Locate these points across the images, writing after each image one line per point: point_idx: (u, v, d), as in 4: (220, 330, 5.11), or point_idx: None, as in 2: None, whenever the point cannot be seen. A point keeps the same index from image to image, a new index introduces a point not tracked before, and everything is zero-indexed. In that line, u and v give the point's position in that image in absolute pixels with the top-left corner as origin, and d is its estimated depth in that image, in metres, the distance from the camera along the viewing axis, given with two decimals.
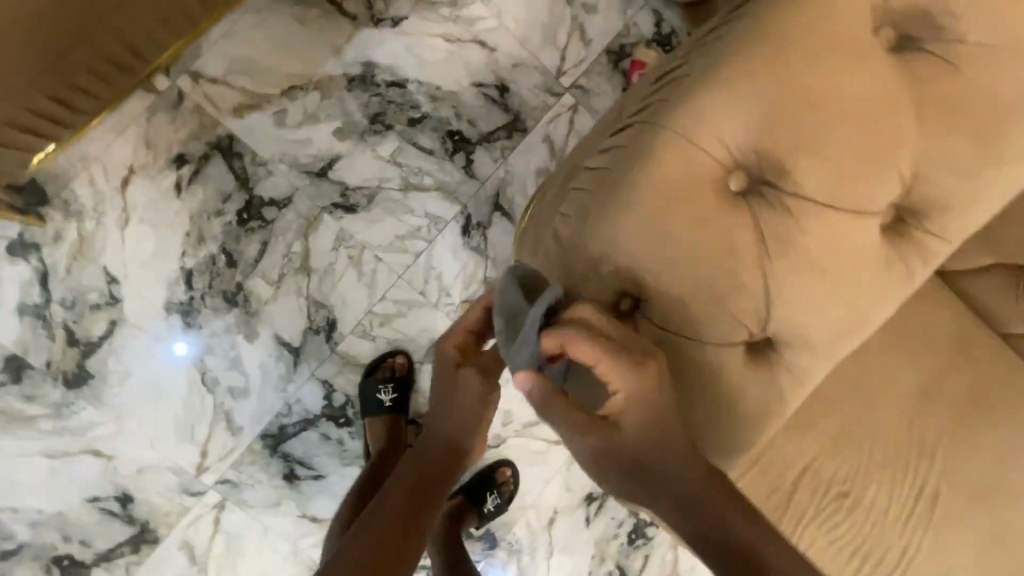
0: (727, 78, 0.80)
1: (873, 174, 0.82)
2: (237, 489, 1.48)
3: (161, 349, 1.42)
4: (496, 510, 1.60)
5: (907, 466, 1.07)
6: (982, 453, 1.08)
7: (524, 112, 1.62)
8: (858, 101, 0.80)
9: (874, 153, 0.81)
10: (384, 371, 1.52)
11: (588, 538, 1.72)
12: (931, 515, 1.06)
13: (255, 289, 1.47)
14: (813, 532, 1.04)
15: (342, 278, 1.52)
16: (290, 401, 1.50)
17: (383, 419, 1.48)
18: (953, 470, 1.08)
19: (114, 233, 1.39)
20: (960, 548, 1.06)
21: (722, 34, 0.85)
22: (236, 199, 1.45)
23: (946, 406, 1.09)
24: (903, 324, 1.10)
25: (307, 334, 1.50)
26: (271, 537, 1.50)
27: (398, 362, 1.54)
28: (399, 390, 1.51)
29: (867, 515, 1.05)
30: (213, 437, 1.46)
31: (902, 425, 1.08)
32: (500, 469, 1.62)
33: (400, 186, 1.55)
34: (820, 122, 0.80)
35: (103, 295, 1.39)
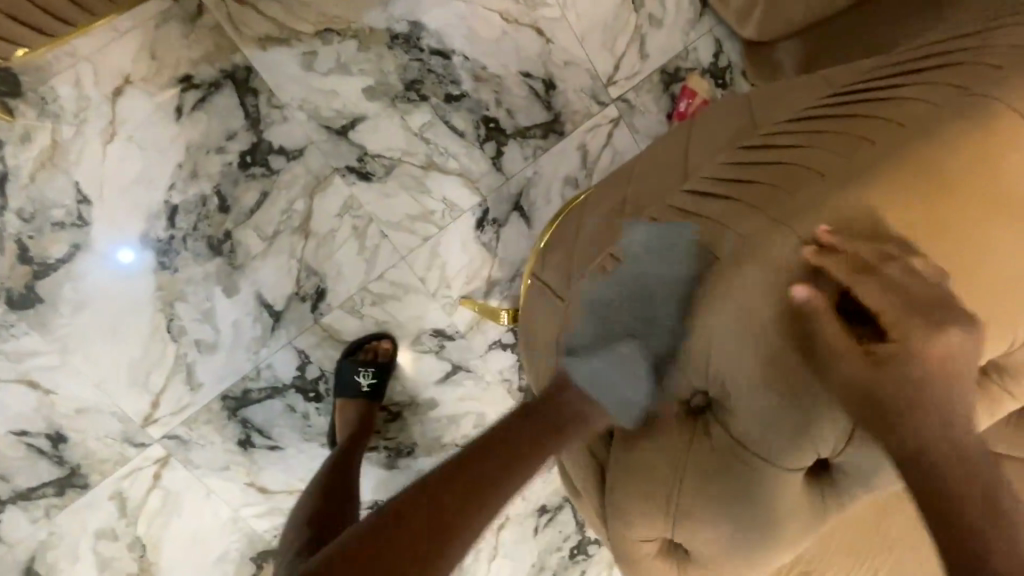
0: (865, 176, 0.69)
1: (994, 327, 0.70)
2: (185, 447, 1.38)
3: (106, 255, 1.26)
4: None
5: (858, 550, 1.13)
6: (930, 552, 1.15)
7: (565, 114, 1.54)
8: (1002, 242, 0.69)
9: (999, 304, 0.70)
10: (366, 353, 1.43)
11: (532, 547, 1.73)
12: None
13: (245, 241, 1.34)
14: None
15: (341, 248, 1.41)
16: (260, 365, 1.40)
17: (357, 403, 1.40)
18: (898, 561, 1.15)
19: (93, 147, 1.22)
20: None
21: (869, 117, 0.74)
22: (242, 139, 1.30)
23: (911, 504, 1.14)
24: None
25: (292, 299, 1.40)
26: (213, 501, 1.42)
27: (383, 346, 1.46)
28: (379, 376, 1.42)
29: None
30: (168, 388, 1.35)
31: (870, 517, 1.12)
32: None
33: (422, 163, 1.44)
34: (961, 256, 0.68)
35: (69, 214, 1.23)
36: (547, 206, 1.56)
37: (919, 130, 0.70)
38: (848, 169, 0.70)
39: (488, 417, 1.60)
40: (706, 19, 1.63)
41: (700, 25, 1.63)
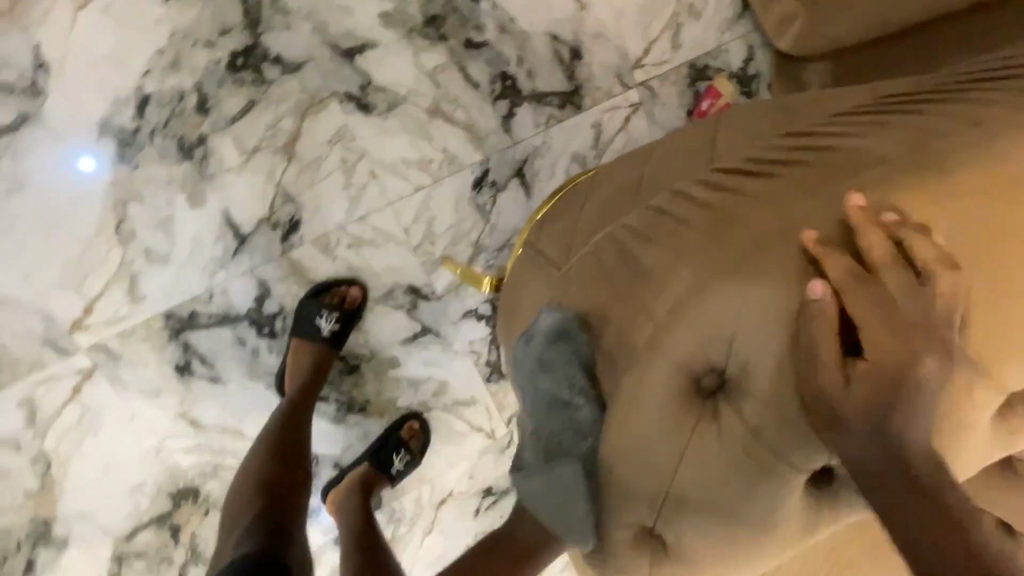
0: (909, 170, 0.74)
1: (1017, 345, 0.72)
2: (115, 363, 1.26)
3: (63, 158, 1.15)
4: (407, 468, 1.45)
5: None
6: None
7: (586, 87, 1.47)
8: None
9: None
10: (334, 297, 1.33)
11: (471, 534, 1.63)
12: None
13: (220, 150, 1.22)
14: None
15: (325, 179, 1.30)
16: (213, 289, 1.28)
17: (317, 346, 1.31)
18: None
19: (65, 10, 1.10)
20: None
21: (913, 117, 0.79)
22: (235, 38, 1.18)
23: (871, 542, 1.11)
24: None
25: (261, 225, 1.28)
26: (136, 426, 1.30)
27: (352, 293, 1.36)
28: (344, 322, 1.33)
29: None
30: (106, 295, 1.22)
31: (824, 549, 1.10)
32: (406, 424, 1.47)
33: (428, 107, 1.34)
34: (990, 263, 0.71)
35: (25, 80, 1.11)
36: (550, 180, 1.48)
37: (973, 143, 0.74)
38: (894, 163, 0.75)
39: (450, 386, 1.53)
40: (743, 22, 1.58)
41: (736, 27, 1.58)
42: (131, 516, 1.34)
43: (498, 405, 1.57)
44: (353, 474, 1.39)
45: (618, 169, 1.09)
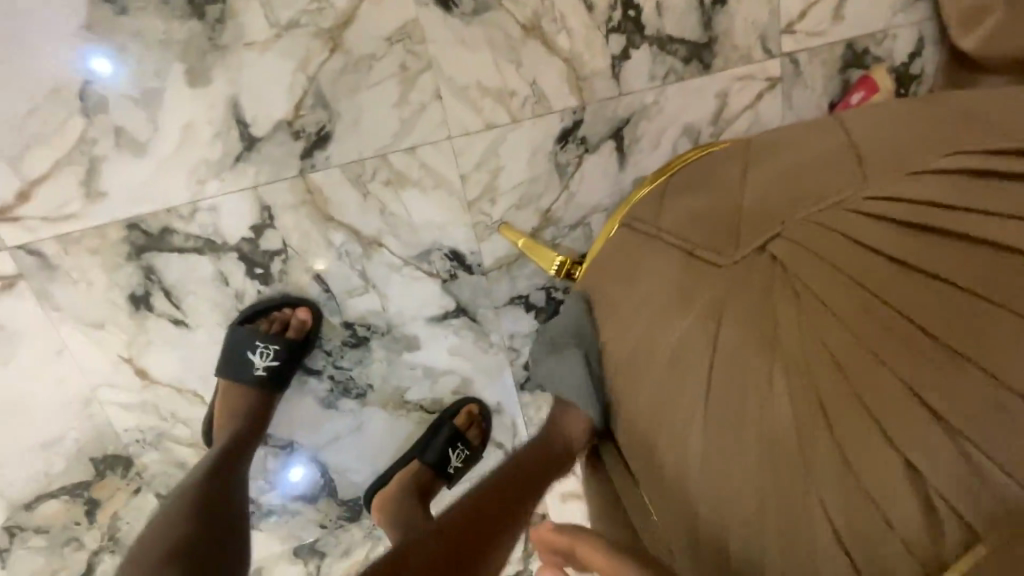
0: None
1: None
2: (48, 275, 0.93)
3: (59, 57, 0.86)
4: (466, 465, 1.17)
5: None
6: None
7: (722, 43, 1.14)
8: None
9: None
10: (273, 324, 1.02)
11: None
12: None
13: (243, 15, 0.90)
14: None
15: (373, 87, 0.98)
16: (199, 203, 0.95)
17: (249, 390, 1.01)
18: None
19: None
20: None
21: None
22: None
23: None
24: None
25: (279, 131, 0.96)
26: (63, 363, 0.97)
27: (298, 320, 1.04)
28: (286, 358, 1.02)
29: None
30: (52, 179, 0.90)
31: None
32: (463, 409, 1.18)
33: (524, 21, 1.02)
34: None
35: None
36: (653, 152, 1.15)
37: None
38: None
39: (475, 386, 1.19)
40: (922, 5, 1.26)
41: (913, 9, 1.26)
42: (37, 478, 1.01)
43: (527, 421, 1.24)
44: (400, 472, 1.13)
45: (773, 144, 0.77)
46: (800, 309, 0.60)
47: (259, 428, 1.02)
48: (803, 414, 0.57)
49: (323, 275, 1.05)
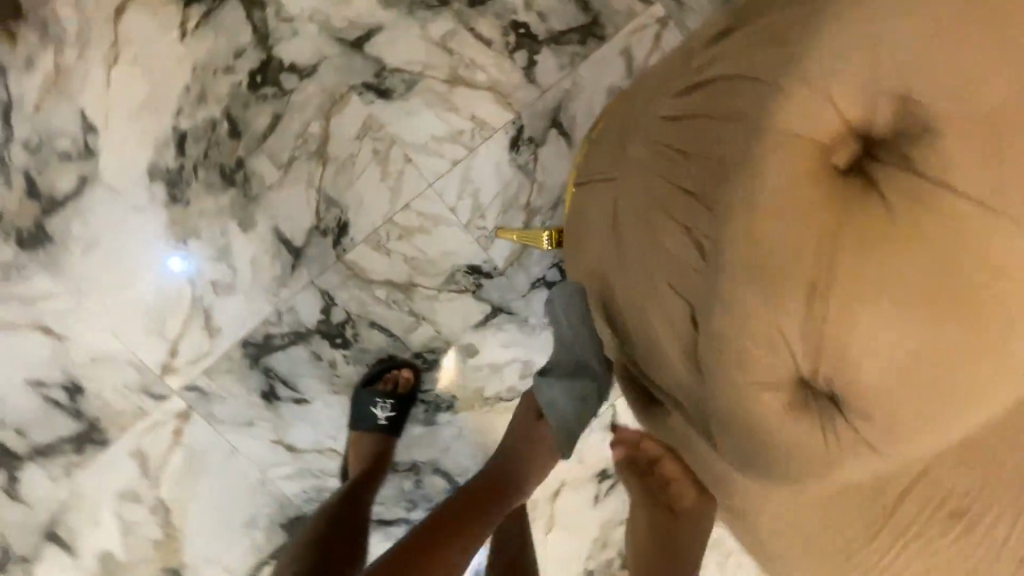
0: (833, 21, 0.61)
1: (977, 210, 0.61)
2: (206, 400, 1.26)
3: (159, 250, 1.20)
4: None
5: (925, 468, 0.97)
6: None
7: (605, 15, 1.35)
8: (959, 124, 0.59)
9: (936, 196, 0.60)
10: (386, 384, 1.31)
11: (561, 560, 1.46)
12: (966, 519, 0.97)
13: (259, 170, 1.23)
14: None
15: (362, 175, 1.28)
16: (281, 308, 1.28)
17: (373, 437, 1.29)
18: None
19: (97, 69, 1.14)
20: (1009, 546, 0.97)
21: None
22: (251, 56, 1.19)
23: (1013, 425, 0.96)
24: None
25: (313, 235, 1.27)
26: (238, 461, 1.29)
27: (403, 376, 1.33)
28: (399, 408, 1.32)
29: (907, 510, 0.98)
30: (186, 334, 1.24)
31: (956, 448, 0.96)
32: None
33: (446, 77, 1.30)
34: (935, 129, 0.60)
35: (76, 144, 1.15)
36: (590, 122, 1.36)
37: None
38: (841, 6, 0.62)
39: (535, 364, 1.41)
40: None
41: None
42: (252, 552, 1.32)
43: None
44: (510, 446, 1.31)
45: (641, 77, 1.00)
46: (649, 177, 0.77)
47: (383, 461, 1.29)
48: (625, 232, 0.81)
49: (384, 325, 1.33)
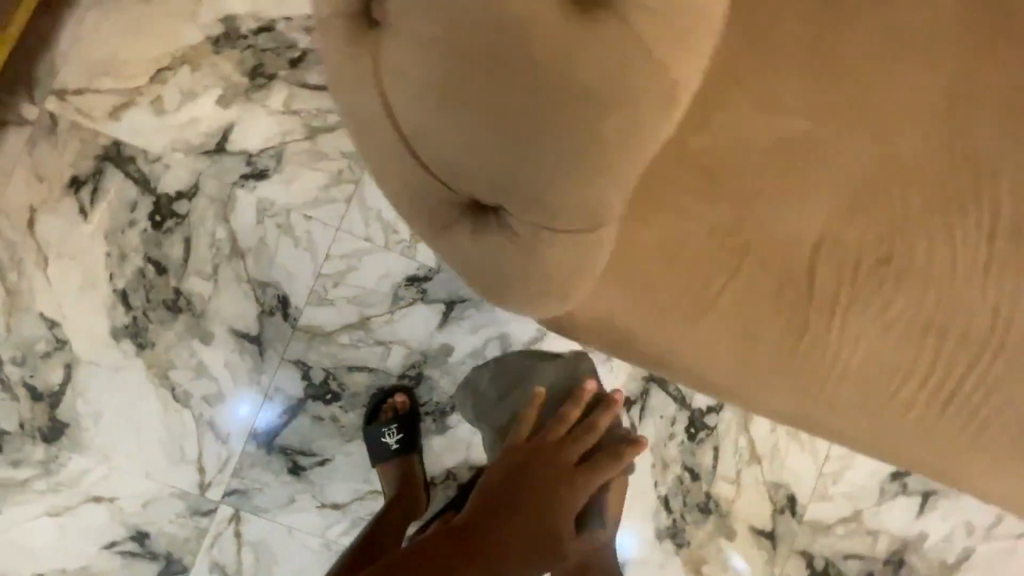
0: None
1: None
2: (247, 497, 1.38)
3: (150, 392, 1.36)
4: None
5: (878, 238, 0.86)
6: (1001, 158, 0.89)
7: None
8: None
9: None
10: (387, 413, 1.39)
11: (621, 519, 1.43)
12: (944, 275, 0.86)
13: (194, 289, 1.37)
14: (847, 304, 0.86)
15: (278, 250, 1.39)
16: (269, 392, 1.39)
17: (393, 463, 1.37)
18: (974, 185, 0.89)
19: (37, 276, 1.33)
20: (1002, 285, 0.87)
21: None
22: (143, 204, 1.35)
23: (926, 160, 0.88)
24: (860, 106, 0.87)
25: (264, 319, 1.39)
26: (298, 536, 1.39)
27: (399, 400, 1.42)
28: (406, 428, 1.38)
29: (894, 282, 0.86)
30: (204, 450, 1.37)
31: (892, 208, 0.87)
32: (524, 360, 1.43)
33: (305, 134, 1.39)
34: None
35: (49, 342, 1.33)
36: None
37: None
38: None
39: (511, 334, 1.44)
40: None
41: None
42: None
43: None
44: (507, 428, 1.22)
45: None
46: None
47: (410, 480, 1.36)
48: None
49: (360, 364, 1.42)
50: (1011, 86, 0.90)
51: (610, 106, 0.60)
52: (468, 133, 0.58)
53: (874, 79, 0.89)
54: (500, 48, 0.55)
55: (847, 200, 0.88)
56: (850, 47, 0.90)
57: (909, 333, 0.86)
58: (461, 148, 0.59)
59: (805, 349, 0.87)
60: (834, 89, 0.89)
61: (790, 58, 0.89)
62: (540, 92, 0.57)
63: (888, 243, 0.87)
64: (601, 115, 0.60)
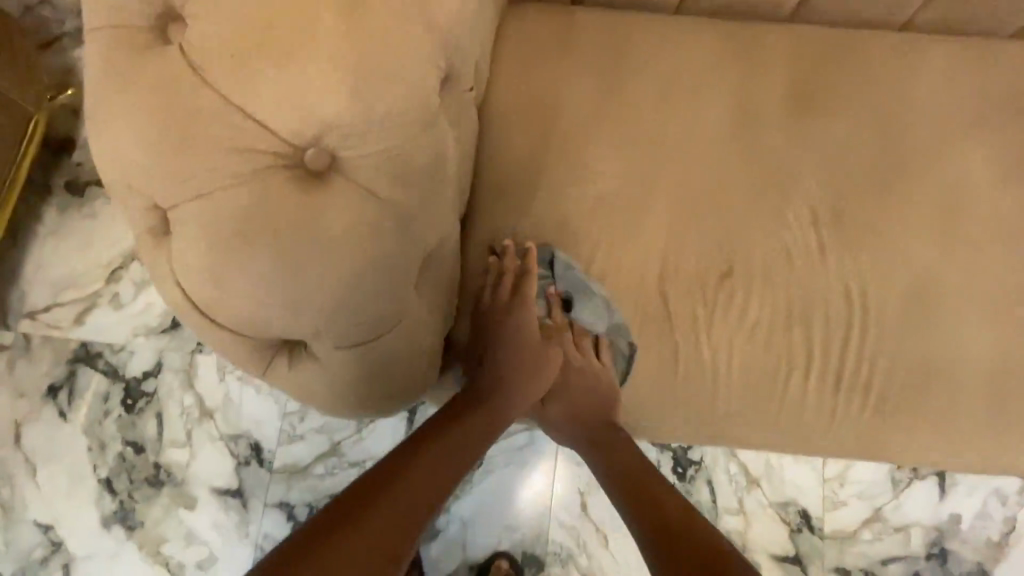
0: None
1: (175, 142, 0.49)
2: None
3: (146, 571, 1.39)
4: None
5: (746, 248, 0.86)
6: (844, 124, 0.90)
7: None
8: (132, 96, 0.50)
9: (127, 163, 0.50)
10: None
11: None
12: (827, 268, 0.86)
13: (173, 459, 1.44)
14: (738, 305, 0.84)
15: (243, 401, 1.47)
16: (258, 542, 1.42)
17: None
18: (828, 155, 0.89)
19: (28, 485, 1.42)
20: (891, 262, 0.86)
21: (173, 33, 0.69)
22: (115, 392, 1.46)
23: (775, 166, 0.89)
24: (693, 138, 0.90)
25: (242, 471, 1.45)
26: None
27: None
28: None
29: (780, 283, 0.85)
30: None
31: (756, 217, 0.87)
32: None
33: None
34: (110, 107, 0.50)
35: (45, 546, 1.39)
36: None
37: None
38: None
39: None
40: None
41: None
42: None
43: None
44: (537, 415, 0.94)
45: None
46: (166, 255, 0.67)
47: None
48: None
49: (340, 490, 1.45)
50: (834, 58, 0.92)
51: (403, 220, 0.55)
52: (260, 300, 0.51)
53: (701, 96, 0.91)
54: (242, 213, 0.50)
55: (712, 211, 0.87)
56: (668, 83, 0.92)
57: (807, 319, 0.85)
58: (258, 324, 0.53)
59: (717, 369, 0.84)
60: (659, 122, 0.90)
61: (615, 89, 0.91)
62: (299, 242, 0.51)
63: (762, 234, 0.87)
64: (399, 232, 0.55)
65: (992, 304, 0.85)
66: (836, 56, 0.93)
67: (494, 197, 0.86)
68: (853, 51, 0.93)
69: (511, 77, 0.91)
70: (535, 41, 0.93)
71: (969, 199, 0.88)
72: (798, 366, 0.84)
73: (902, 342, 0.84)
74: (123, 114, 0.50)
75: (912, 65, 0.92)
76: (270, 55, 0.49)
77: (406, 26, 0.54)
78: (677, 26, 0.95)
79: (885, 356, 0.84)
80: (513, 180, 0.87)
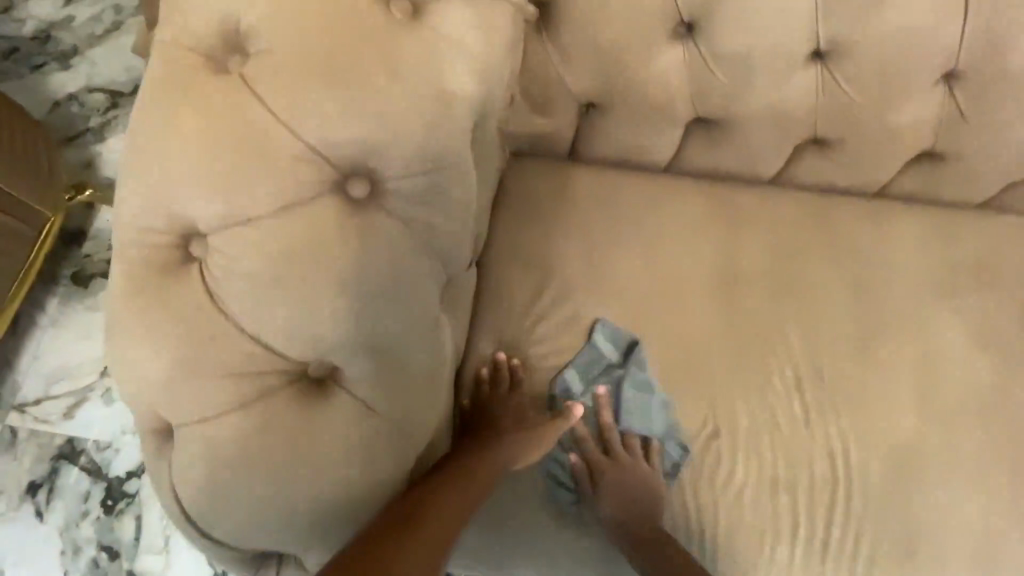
0: None
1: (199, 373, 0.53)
2: None
3: None
4: None
5: (733, 414, 0.88)
6: (824, 290, 0.95)
7: None
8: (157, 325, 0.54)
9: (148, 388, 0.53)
10: None
11: None
12: (811, 436, 0.88)
13: (148, 566, 1.40)
14: (724, 472, 0.86)
15: None
16: None
17: None
18: (811, 323, 0.93)
19: None
20: (873, 435, 0.88)
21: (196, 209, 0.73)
22: (95, 491, 1.44)
23: (761, 332, 0.93)
24: (684, 302, 0.94)
25: None
26: None
27: None
28: None
29: (765, 451, 0.87)
30: None
31: (743, 384, 0.90)
32: None
33: None
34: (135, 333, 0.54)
35: None
36: None
37: None
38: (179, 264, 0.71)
39: None
40: None
41: None
42: None
43: None
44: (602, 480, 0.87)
45: None
46: None
47: None
48: None
49: None
50: (815, 229, 0.98)
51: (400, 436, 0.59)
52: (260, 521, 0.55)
53: (691, 259, 0.96)
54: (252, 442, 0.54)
55: (700, 374, 0.90)
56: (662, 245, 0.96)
57: (793, 488, 0.86)
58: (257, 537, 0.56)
59: (702, 535, 0.85)
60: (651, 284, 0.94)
61: (610, 249, 0.96)
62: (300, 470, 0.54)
63: (749, 400, 0.89)
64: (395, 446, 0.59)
65: (970, 480, 0.87)
66: (818, 226, 0.98)
67: (489, 346, 0.90)
68: (834, 220, 0.99)
69: (510, 232, 0.96)
70: (536, 198, 0.98)
71: (945, 372, 0.91)
72: (785, 536, 0.84)
73: (886, 516, 0.85)
74: (144, 341, 0.53)
75: (886, 238, 0.98)
76: (289, 297, 0.53)
77: (415, 257, 0.58)
78: (671, 188, 1.00)
79: (869, 531, 0.85)
80: (508, 334, 0.91)
